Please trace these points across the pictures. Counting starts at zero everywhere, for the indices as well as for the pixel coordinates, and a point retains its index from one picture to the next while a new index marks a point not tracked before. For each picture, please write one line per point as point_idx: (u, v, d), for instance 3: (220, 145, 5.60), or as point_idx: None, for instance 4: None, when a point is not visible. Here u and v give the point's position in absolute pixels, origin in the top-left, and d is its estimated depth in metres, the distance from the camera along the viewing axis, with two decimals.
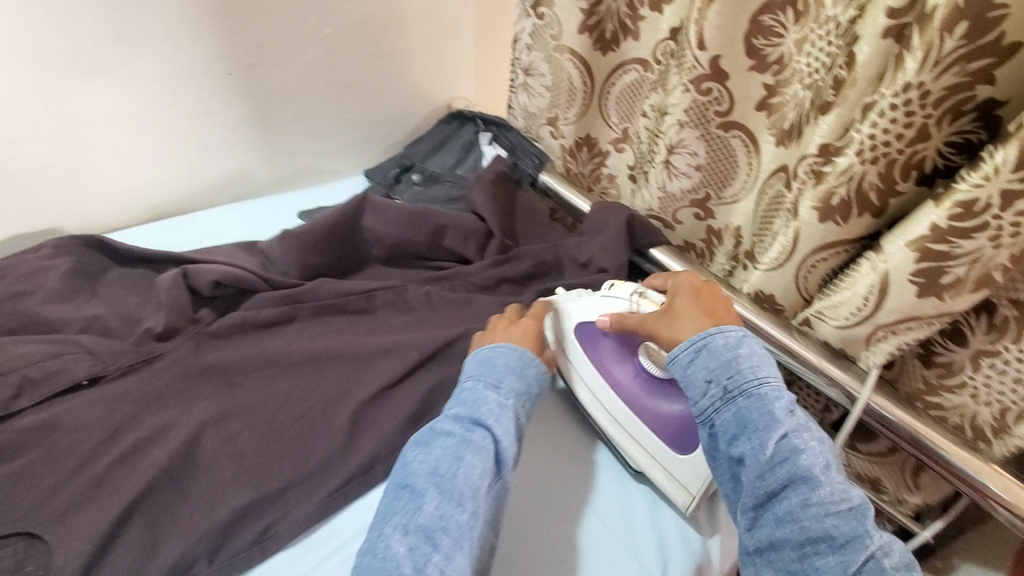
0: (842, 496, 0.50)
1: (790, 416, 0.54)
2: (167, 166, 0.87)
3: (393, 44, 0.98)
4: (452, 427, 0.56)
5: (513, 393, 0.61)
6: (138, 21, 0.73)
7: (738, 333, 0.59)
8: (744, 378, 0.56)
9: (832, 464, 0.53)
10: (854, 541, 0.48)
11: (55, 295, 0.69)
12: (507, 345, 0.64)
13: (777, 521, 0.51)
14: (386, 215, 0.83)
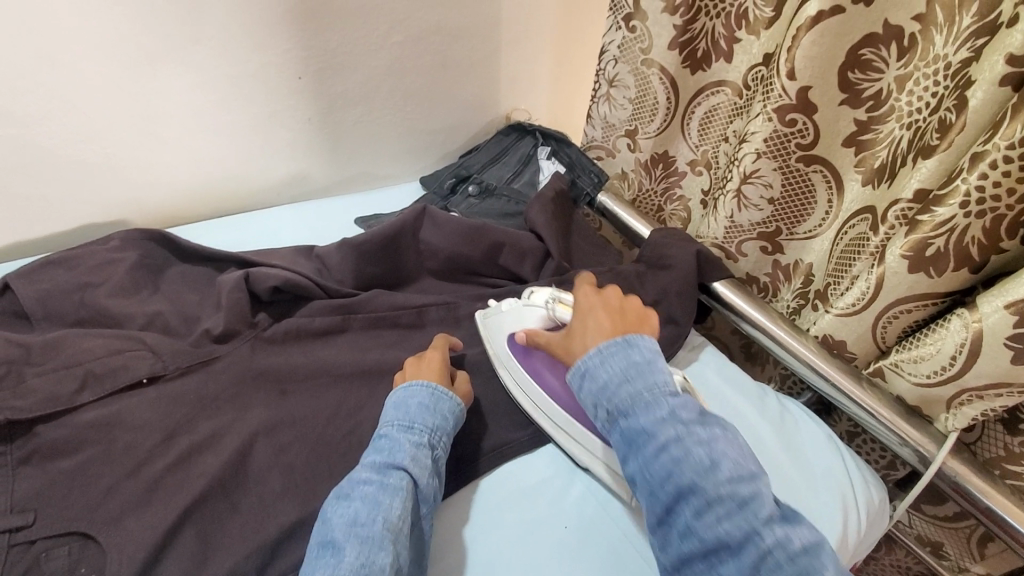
0: (734, 497, 0.48)
1: (669, 426, 0.51)
2: (233, 164, 0.88)
3: (465, 52, 0.97)
4: (368, 475, 0.53)
5: (430, 431, 0.58)
6: (218, 23, 0.74)
7: (615, 346, 0.57)
8: (621, 397, 0.54)
9: (724, 462, 0.50)
10: (752, 544, 0.46)
11: (122, 288, 0.70)
12: (421, 381, 0.61)
13: (679, 537, 0.49)
14: (444, 228, 0.82)
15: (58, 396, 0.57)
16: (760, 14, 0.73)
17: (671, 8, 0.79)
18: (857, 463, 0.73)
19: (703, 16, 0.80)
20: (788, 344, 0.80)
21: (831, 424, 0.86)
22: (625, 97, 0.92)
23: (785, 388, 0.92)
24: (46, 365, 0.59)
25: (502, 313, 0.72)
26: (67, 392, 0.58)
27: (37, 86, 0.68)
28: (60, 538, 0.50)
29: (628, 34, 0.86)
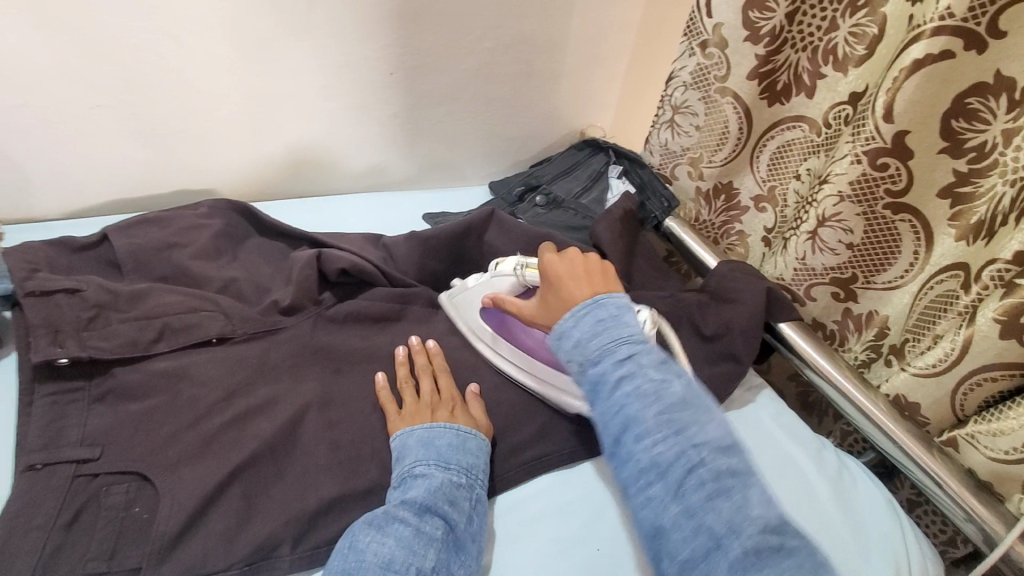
0: (671, 424, 0.47)
1: (620, 366, 0.50)
2: (318, 150, 0.92)
3: (546, 65, 0.98)
4: (405, 514, 0.53)
5: (463, 471, 0.58)
6: (324, 15, 0.78)
7: (588, 306, 0.55)
8: (588, 344, 0.53)
9: (666, 397, 0.49)
10: (681, 465, 0.46)
11: (204, 252, 0.74)
12: (442, 423, 0.60)
13: (621, 466, 0.49)
14: (509, 233, 0.83)
15: (136, 343, 0.61)
16: (850, 52, 0.71)
17: (755, 37, 0.78)
18: (918, 535, 0.68)
19: (788, 47, 0.78)
20: (858, 401, 0.75)
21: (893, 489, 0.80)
22: (692, 124, 0.91)
23: (847, 446, 0.87)
24: (130, 312, 0.63)
25: (469, 288, 0.75)
26: (144, 340, 0.62)
27: (158, 59, 0.74)
28: (119, 476, 0.52)
29: (703, 60, 0.86)
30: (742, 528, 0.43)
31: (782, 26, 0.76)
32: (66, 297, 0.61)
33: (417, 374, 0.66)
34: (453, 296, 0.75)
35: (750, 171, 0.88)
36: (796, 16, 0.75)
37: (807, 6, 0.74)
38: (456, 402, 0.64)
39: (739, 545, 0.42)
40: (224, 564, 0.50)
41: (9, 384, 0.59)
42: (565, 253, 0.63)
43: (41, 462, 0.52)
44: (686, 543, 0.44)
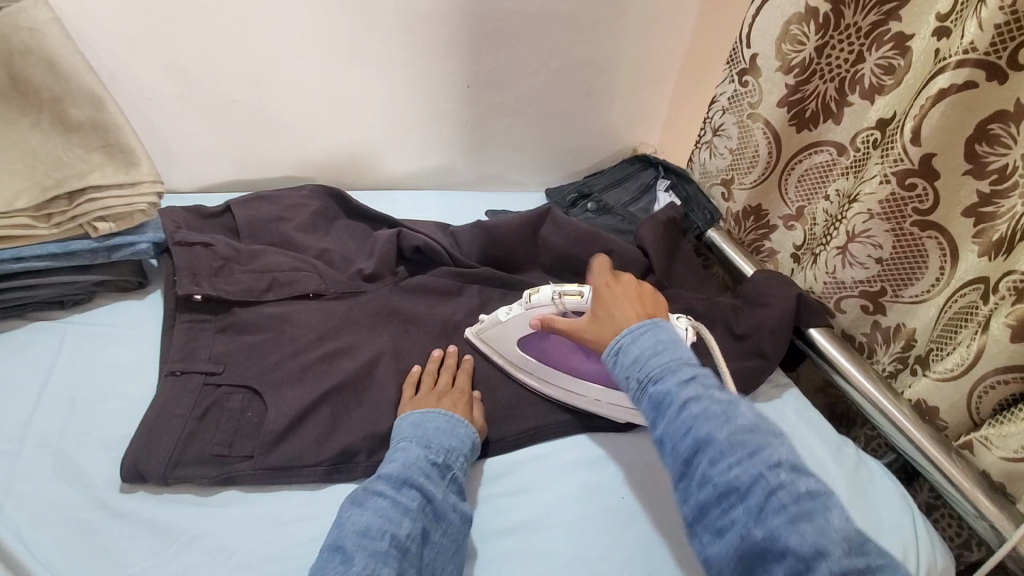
0: (745, 446, 0.49)
1: (687, 388, 0.54)
2: (400, 150, 1.06)
3: (605, 86, 1.09)
4: (384, 488, 0.57)
5: (444, 451, 0.62)
6: (419, 34, 0.91)
7: (646, 326, 0.60)
8: (647, 364, 0.57)
9: (736, 420, 0.51)
10: (758, 486, 0.47)
11: (305, 226, 0.89)
12: (439, 409, 0.66)
13: (698, 485, 0.50)
14: (562, 230, 0.92)
15: (252, 290, 0.75)
16: (878, 83, 0.78)
17: (785, 67, 0.86)
18: (929, 527, 0.72)
19: (816, 78, 0.85)
20: (877, 401, 0.80)
21: (912, 493, 0.85)
22: (726, 146, 1.00)
23: (871, 450, 0.91)
24: (248, 266, 0.77)
25: (502, 322, 0.74)
26: (258, 289, 0.75)
27: (284, 64, 0.88)
28: (237, 388, 0.65)
29: (740, 87, 0.94)
30: (829, 550, 0.43)
31: (811, 58, 0.83)
32: (202, 249, 0.75)
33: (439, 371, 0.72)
34: (486, 331, 0.76)
35: (779, 194, 0.96)
36: (825, 50, 0.83)
37: (836, 40, 0.81)
38: (463, 397, 0.69)
39: (827, 567, 0.43)
40: (314, 460, 0.61)
41: (154, 313, 0.73)
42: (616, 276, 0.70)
43: (178, 369, 0.65)
44: (773, 560, 0.45)
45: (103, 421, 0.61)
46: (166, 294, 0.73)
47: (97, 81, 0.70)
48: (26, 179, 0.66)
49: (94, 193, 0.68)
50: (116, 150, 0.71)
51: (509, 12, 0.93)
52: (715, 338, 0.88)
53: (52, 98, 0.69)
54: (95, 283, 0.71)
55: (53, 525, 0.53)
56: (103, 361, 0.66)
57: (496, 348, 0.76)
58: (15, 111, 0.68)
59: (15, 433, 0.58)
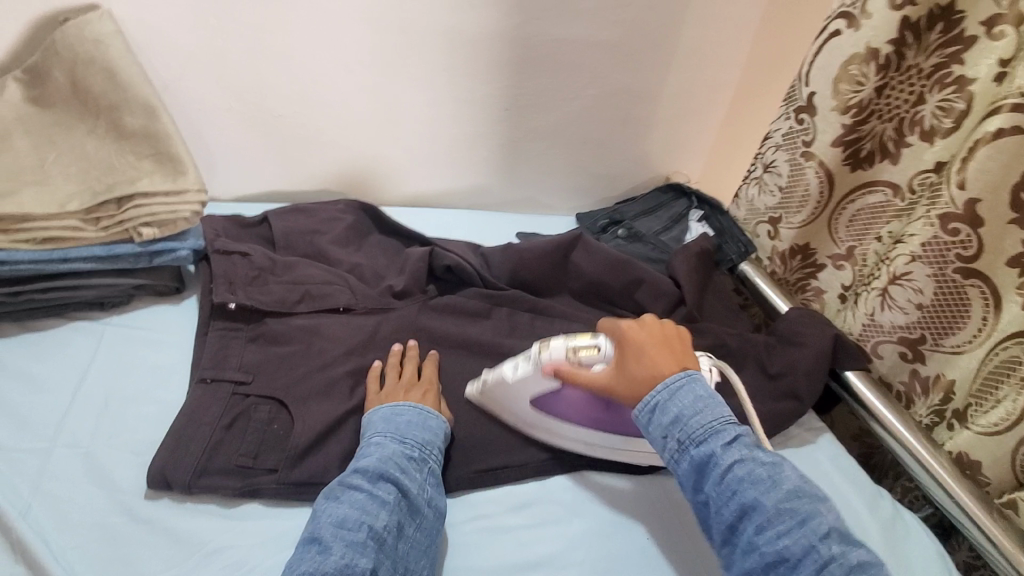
0: (792, 513, 0.52)
1: (731, 452, 0.56)
2: (435, 169, 1.07)
3: (642, 114, 1.09)
4: (360, 481, 0.57)
5: (418, 446, 0.62)
6: (464, 57, 0.93)
7: (682, 379, 0.60)
8: (691, 425, 0.58)
9: (782, 486, 0.54)
10: (809, 558, 0.49)
11: (339, 240, 0.90)
12: (407, 402, 0.65)
13: (743, 552, 0.52)
14: (594, 256, 0.92)
15: (283, 301, 0.75)
16: (938, 124, 0.76)
17: (842, 107, 0.85)
18: None
19: (874, 118, 0.84)
20: (919, 454, 0.78)
21: (950, 550, 0.82)
22: (776, 183, 0.98)
23: (907, 502, 0.88)
24: (282, 277, 0.78)
25: (509, 381, 0.67)
26: (290, 300, 0.76)
27: (331, 82, 0.90)
28: (265, 399, 0.65)
29: (795, 124, 0.93)
30: None
31: (870, 99, 0.83)
32: (239, 258, 0.76)
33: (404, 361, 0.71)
34: (490, 388, 0.69)
35: (829, 233, 0.94)
36: (885, 90, 0.82)
37: (896, 82, 0.81)
38: (431, 389, 0.69)
39: None
40: (338, 479, 0.61)
41: (188, 319, 0.74)
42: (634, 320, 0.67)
43: (209, 377, 0.66)
44: None
45: (134, 425, 0.61)
46: (202, 301, 0.74)
47: (152, 93, 0.73)
48: (79, 183, 0.68)
49: (141, 199, 0.69)
50: (165, 158, 0.72)
51: (553, 40, 0.95)
52: (746, 376, 0.86)
53: (110, 106, 0.71)
54: (135, 287, 0.73)
55: (78, 528, 0.53)
56: (136, 364, 0.67)
57: (504, 407, 0.70)
58: (74, 117, 0.72)
59: (49, 432, 0.59)
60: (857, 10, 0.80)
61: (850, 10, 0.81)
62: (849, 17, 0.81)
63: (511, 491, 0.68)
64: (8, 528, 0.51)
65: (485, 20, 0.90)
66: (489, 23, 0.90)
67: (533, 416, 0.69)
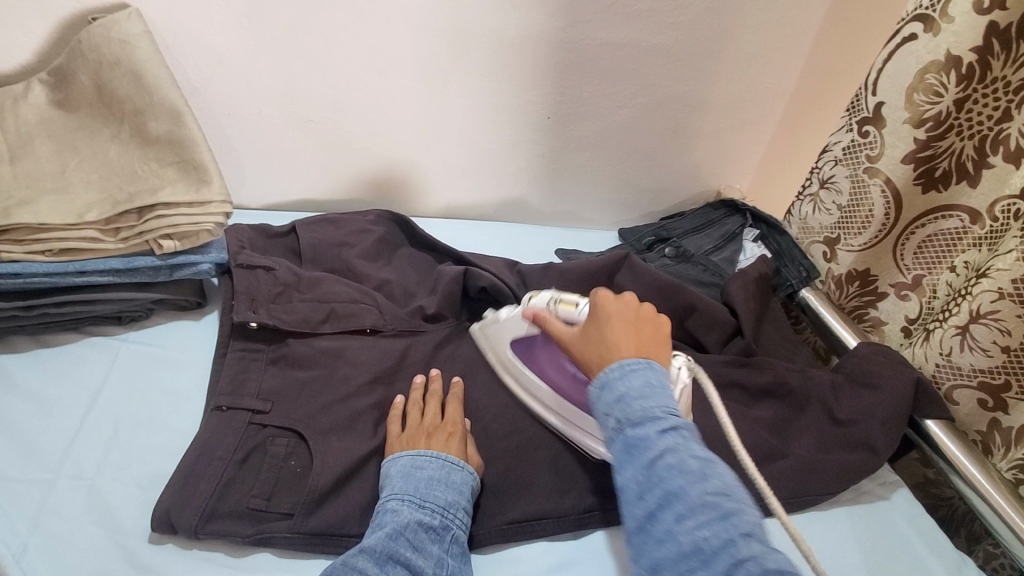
0: (720, 509, 0.44)
1: (667, 436, 0.48)
2: (472, 179, 1.01)
3: (694, 124, 1.01)
4: (365, 565, 0.49)
5: (439, 510, 0.55)
6: (504, 61, 0.87)
7: (638, 363, 0.53)
8: (630, 405, 0.50)
9: (714, 480, 0.46)
10: (729, 556, 0.42)
11: (367, 253, 0.85)
12: (429, 452, 0.58)
13: (657, 543, 0.45)
14: (642, 279, 0.84)
15: (308, 321, 0.70)
16: None
17: (916, 120, 0.76)
18: None
19: (953, 134, 0.74)
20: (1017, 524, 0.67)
21: None
22: (835, 201, 0.89)
23: (991, 570, 0.78)
24: (308, 294, 0.73)
25: (501, 321, 0.70)
26: (314, 320, 0.71)
27: (364, 87, 0.85)
28: (282, 431, 0.60)
29: (859, 138, 0.84)
30: None
31: (949, 112, 0.73)
32: (263, 273, 0.72)
33: (427, 398, 0.65)
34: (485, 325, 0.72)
35: (893, 261, 0.85)
36: (966, 103, 0.72)
37: (979, 94, 0.71)
38: (457, 430, 0.62)
39: None
40: (357, 530, 0.55)
41: (208, 337, 0.70)
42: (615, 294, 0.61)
43: (225, 404, 0.61)
44: None
45: (145, 455, 0.57)
46: (223, 319, 0.70)
47: (179, 97, 0.69)
48: (99, 193, 0.64)
49: (163, 210, 0.65)
50: (190, 166, 0.67)
51: (602, 43, 0.87)
52: (810, 419, 0.77)
53: (134, 111, 0.67)
54: (153, 302, 0.69)
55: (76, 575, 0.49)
56: (151, 385, 0.63)
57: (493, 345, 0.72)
58: (99, 120, 0.68)
59: (54, 461, 0.55)
60: (936, 12, 0.71)
61: (927, 12, 0.72)
62: (927, 20, 0.72)
63: (549, 546, 0.62)
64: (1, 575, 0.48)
65: (530, 22, 0.83)
66: (532, 25, 0.83)
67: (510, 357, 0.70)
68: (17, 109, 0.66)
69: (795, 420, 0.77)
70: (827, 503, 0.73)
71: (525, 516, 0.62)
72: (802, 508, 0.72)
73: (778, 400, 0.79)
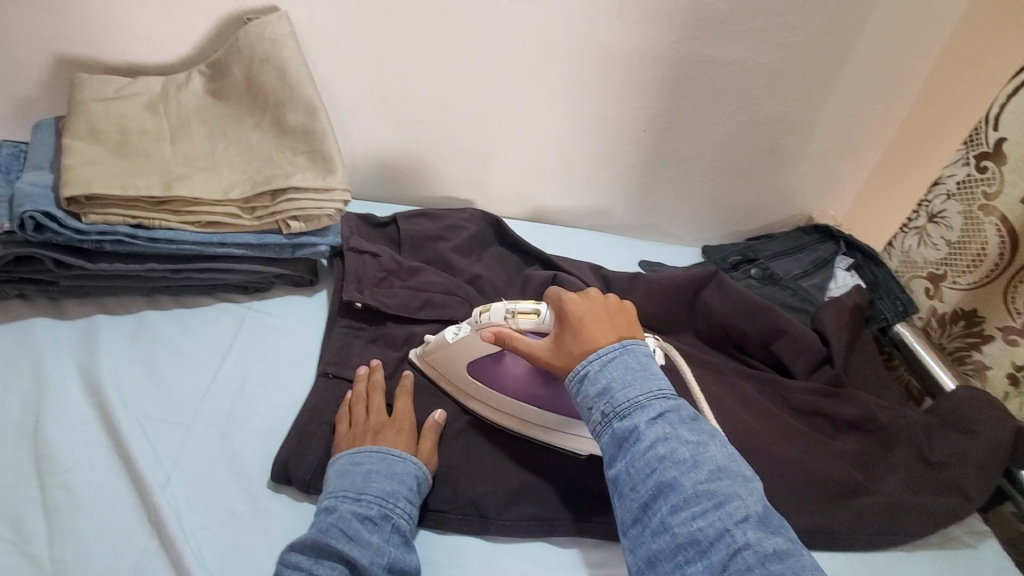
0: (710, 495, 0.48)
1: (657, 427, 0.52)
2: (561, 185, 1.04)
3: (794, 147, 0.99)
4: (300, 559, 0.51)
5: (379, 501, 0.57)
6: (607, 74, 0.89)
7: (617, 350, 0.57)
8: (615, 396, 0.54)
9: (704, 465, 0.50)
10: (724, 543, 0.46)
11: (462, 248, 0.89)
12: (366, 449, 0.60)
13: (652, 534, 0.49)
14: (729, 297, 0.84)
15: (406, 306, 0.76)
16: None
17: None
18: None
19: None
20: None
21: None
22: (943, 236, 0.86)
23: None
24: (408, 282, 0.78)
25: (450, 344, 0.67)
26: (412, 306, 0.76)
27: (472, 91, 0.90)
28: None
29: (977, 172, 0.80)
30: None
31: None
32: (370, 258, 0.78)
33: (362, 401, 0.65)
34: (431, 352, 0.69)
35: (1003, 304, 0.79)
36: None
37: None
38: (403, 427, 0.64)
39: None
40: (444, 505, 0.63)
41: (317, 314, 0.77)
42: (579, 293, 0.63)
43: (331, 372, 0.69)
44: None
45: (264, 412, 0.65)
46: (333, 298, 0.76)
47: (314, 93, 0.75)
48: (240, 174, 0.72)
49: (293, 193, 0.71)
50: (318, 156, 0.73)
51: (708, 60, 0.88)
52: (899, 459, 0.74)
53: (276, 103, 0.75)
54: (276, 276, 0.76)
55: (208, 510, 0.56)
56: (270, 351, 0.71)
57: (442, 370, 0.70)
58: (245, 110, 0.76)
59: (190, 410, 0.63)
60: None
61: None
62: None
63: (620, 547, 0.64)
64: (151, 502, 0.55)
65: (640, 36, 0.85)
66: (639, 39, 0.85)
67: (462, 377, 0.69)
68: (180, 96, 0.75)
69: (882, 459, 0.74)
70: (908, 546, 0.70)
71: (599, 516, 0.64)
72: (882, 549, 0.70)
73: (865, 436, 0.76)
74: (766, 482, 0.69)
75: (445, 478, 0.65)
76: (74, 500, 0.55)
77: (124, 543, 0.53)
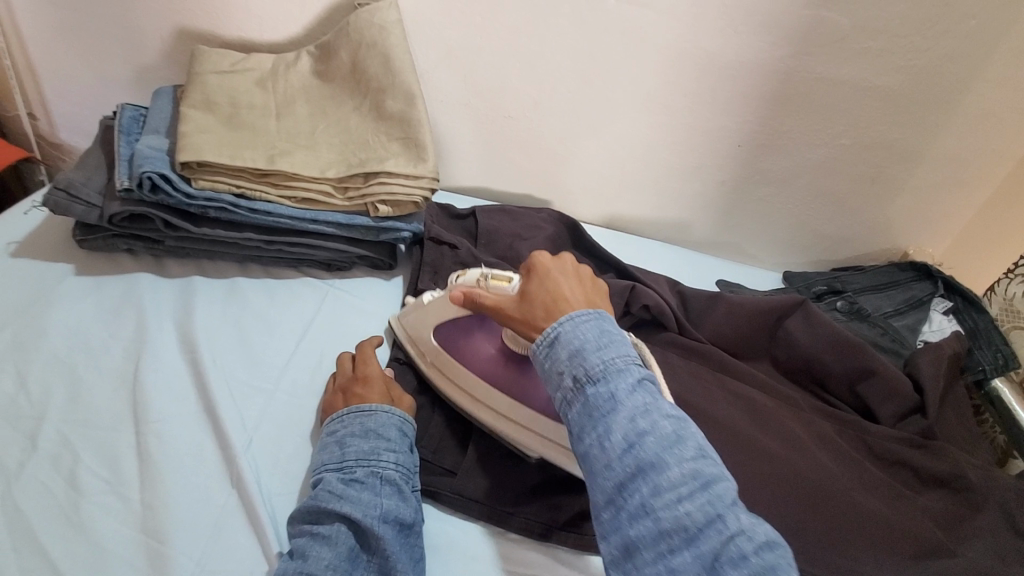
0: (696, 475, 0.43)
1: (636, 398, 0.47)
2: (642, 194, 1.01)
3: (900, 176, 0.93)
4: (300, 525, 0.52)
5: (362, 460, 0.56)
6: (707, 85, 0.86)
7: (591, 315, 0.52)
8: (590, 361, 0.49)
9: (688, 442, 0.45)
10: (713, 528, 0.40)
11: (538, 249, 0.88)
12: (335, 415, 0.60)
13: (630, 518, 0.43)
14: (815, 329, 0.79)
15: None
16: None
17: None
18: None
19: None
20: None
21: None
22: None
23: None
24: None
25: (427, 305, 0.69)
26: None
27: (566, 91, 0.89)
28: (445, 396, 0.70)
29: None
30: None
31: None
32: (448, 249, 0.79)
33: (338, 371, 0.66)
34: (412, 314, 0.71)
35: None
36: None
37: None
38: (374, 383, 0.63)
39: None
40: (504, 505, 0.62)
41: (394, 298, 0.78)
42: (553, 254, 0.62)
43: (402, 358, 0.73)
44: None
45: None
46: (411, 285, 0.78)
47: (414, 81, 0.76)
48: (336, 155, 0.73)
49: (385, 176, 0.72)
50: (412, 143, 0.74)
51: (817, 78, 0.83)
52: (988, 525, 0.66)
53: (378, 88, 0.76)
54: (358, 256, 0.78)
55: (283, 477, 0.58)
56: (348, 330, 0.72)
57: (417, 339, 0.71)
58: (346, 93, 0.78)
59: (273, 376, 0.65)
60: None
61: None
62: None
63: None
64: (233, 462, 0.58)
65: (748, 48, 0.81)
66: (747, 50, 0.82)
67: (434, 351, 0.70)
68: (289, 74, 0.78)
69: (968, 520, 0.68)
70: None
71: None
72: None
73: (954, 494, 0.69)
74: (842, 530, 0.65)
75: (503, 474, 0.64)
76: (164, 448, 0.58)
77: (206, 496, 0.56)
